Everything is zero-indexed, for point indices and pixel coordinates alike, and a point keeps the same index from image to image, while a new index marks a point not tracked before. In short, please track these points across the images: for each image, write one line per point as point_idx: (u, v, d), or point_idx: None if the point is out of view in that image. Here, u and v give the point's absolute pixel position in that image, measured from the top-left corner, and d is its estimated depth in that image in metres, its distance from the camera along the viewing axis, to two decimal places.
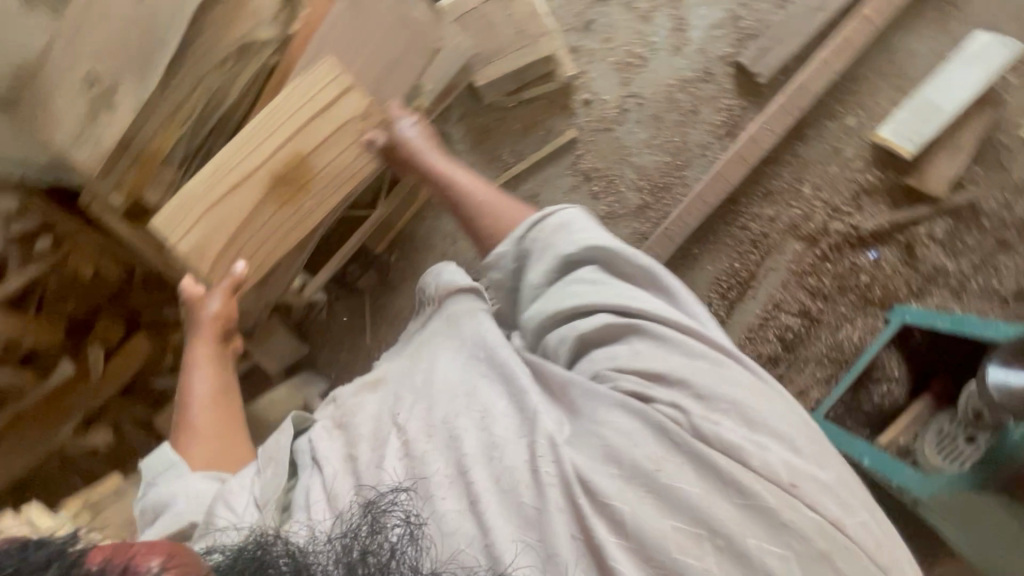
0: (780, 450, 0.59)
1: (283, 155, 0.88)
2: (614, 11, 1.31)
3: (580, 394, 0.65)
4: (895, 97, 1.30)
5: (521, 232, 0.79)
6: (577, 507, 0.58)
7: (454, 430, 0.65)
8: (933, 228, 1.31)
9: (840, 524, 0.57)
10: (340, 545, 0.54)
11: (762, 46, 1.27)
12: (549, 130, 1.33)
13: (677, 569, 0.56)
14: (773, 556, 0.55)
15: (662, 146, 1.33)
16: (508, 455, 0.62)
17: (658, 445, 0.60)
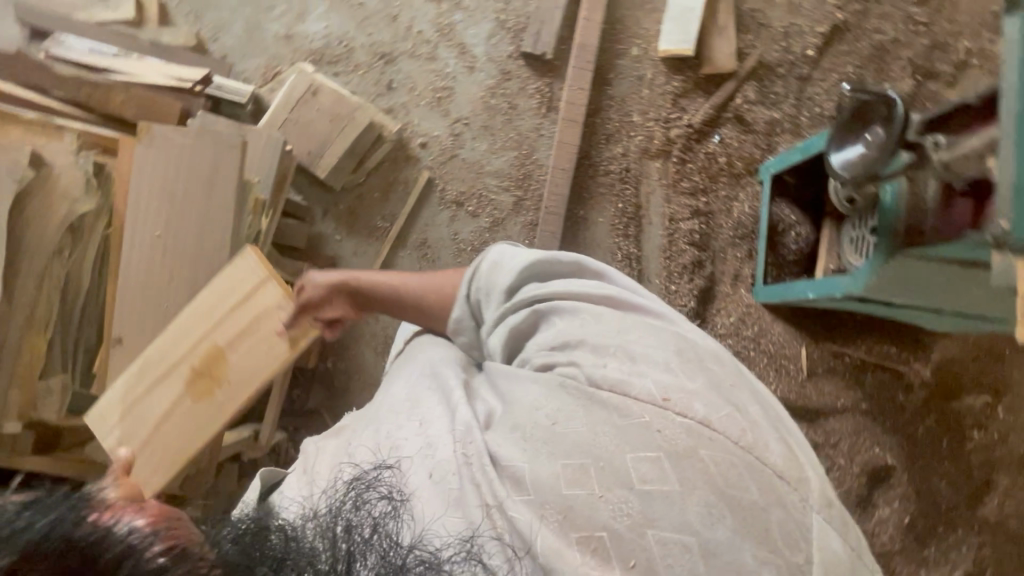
0: (655, 373, 0.74)
1: (201, 350, 0.97)
2: (404, 65, 1.47)
3: (503, 382, 0.79)
4: (656, 16, 1.54)
5: (466, 288, 0.97)
6: (502, 468, 0.69)
7: (393, 438, 0.74)
8: (746, 95, 1.53)
9: (705, 423, 0.70)
10: (325, 521, 0.59)
11: (535, 31, 1.49)
12: (405, 183, 1.45)
13: (568, 501, 0.66)
14: (647, 462, 0.67)
15: (504, 146, 1.48)
16: (439, 448, 0.71)
17: (555, 401, 0.74)
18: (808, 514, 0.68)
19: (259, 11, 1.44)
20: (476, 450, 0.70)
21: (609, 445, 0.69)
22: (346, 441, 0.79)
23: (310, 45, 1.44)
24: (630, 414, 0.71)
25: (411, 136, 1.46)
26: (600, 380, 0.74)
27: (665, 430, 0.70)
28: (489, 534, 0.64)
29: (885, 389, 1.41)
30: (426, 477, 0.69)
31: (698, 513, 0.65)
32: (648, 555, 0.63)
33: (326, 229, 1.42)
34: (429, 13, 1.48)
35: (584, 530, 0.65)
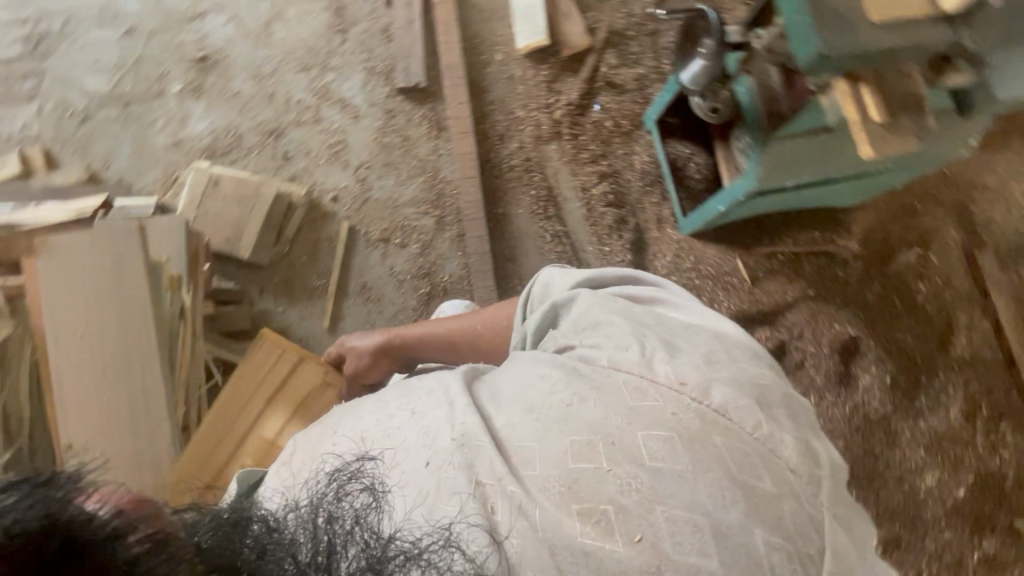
0: (673, 359, 0.69)
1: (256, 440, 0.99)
2: (295, 134, 1.55)
3: (522, 366, 0.72)
4: (506, 22, 1.67)
5: (522, 310, 0.96)
6: (504, 451, 0.63)
7: (388, 420, 0.66)
8: (609, 62, 1.67)
9: (722, 410, 0.65)
10: (306, 512, 0.55)
11: (403, 68, 1.60)
12: (330, 238, 1.49)
13: (571, 475, 0.60)
14: (656, 442, 0.61)
15: (410, 175, 1.55)
16: (440, 435, 0.64)
17: (569, 382, 0.67)
18: (821, 510, 0.62)
19: (143, 129, 1.51)
20: (474, 436, 0.63)
21: (619, 422, 0.63)
22: (337, 420, 0.72)
23: (200, 144, 1.51)
24: (642, 394, 0.65)
25: (321, 194, 1.51)
26: (617, 362, 0.69)
27: (679, 414, 0.63)
28: (471, 519, 0.58)
29: (824, 271, 1.50)
30: (418, 465, 0.61)
31: (712, 493, 0.59)
32: (654, 535, 0.57)
33: (268, 304, 1.44)
34: (303, 82, 1.58)
35: (584, 504, 0.59)
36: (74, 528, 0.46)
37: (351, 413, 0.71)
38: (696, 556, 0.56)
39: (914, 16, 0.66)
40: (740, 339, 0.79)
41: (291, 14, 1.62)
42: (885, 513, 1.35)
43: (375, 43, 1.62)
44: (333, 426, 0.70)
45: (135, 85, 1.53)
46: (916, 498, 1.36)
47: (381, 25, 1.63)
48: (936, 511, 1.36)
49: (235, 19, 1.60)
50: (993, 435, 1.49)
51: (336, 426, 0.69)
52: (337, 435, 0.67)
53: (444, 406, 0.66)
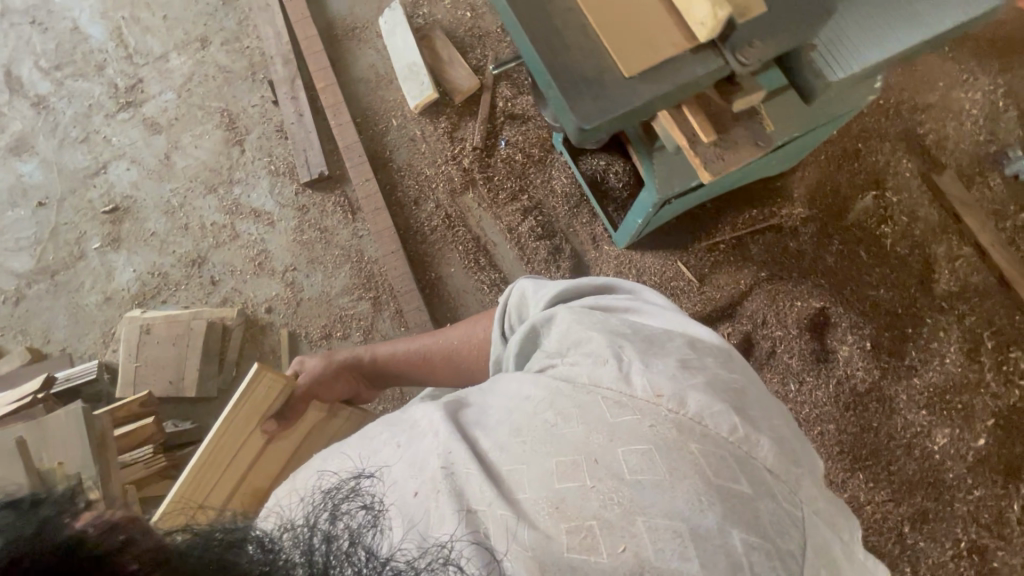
0: (666, 366, 0.56)
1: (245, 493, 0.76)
2: (217, 256, 1.55)
3: (498, 395, 0.59)
4: (395, 86, 1.66)
5: (499, 328, 0.80)
6: (489, 474, 0.51)
7: (375, 454, 0.56)
8: (505, 95, 1.63)
9: (699, 420, 0.52)
10: (303, 533, 0.46)
11: (303, 161, 1.59)
12: (274, 350, 1.49)
13: (558, 497, 0.49)
14: (636, 453, 0.50)
15: (336, 264, 1.54)
16: (428, 460, 0.53)
17: (554, 406, 0.54)
18: (800, 508, 0.51)
19: (73, 295, 1.53)
20: (463, 464, 0.52)
21: (599, 440, 0.51)
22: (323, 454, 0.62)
23: (129, 293, 1.53)
24: (621, 411, 0.53)
25: (255, 309, 1.51)
26: (597, 380, 0.55)
27: (658, 426, 0.51)
28: (465, 538, 0.48)
29: (775, 245, 1.43)
30: (404, 494, 0.51)
31: (687, 498, 0.48)
32: (637, 545, 0.47)
33: None
34: (213, 204, 1.59)
35: (571, 518, 0.48)
36: (72, 548, 0.38)
37: (334, 448, 0.61)
38: (676, 563, 0.46)
39: (680, 56, 0.59)
40: (733, 352, 0.62)
41: (187, 140, 1.64)
42: (904, 484, 1.25)
43: (272, 144, 1.63)
44: (318, 463, 0.60)
45: (57, 253, 1.56)
46: (932, 462, 1.27)
47: (274, 126, 1.64)
48: (959, 470, 1.27)
49: (135, 162, 1.63)
50: (1006, 367, 1.36)
51: (319, 465, 0.59)
52: (328, 467, 0.58)
53: (432, 432, 0.55)
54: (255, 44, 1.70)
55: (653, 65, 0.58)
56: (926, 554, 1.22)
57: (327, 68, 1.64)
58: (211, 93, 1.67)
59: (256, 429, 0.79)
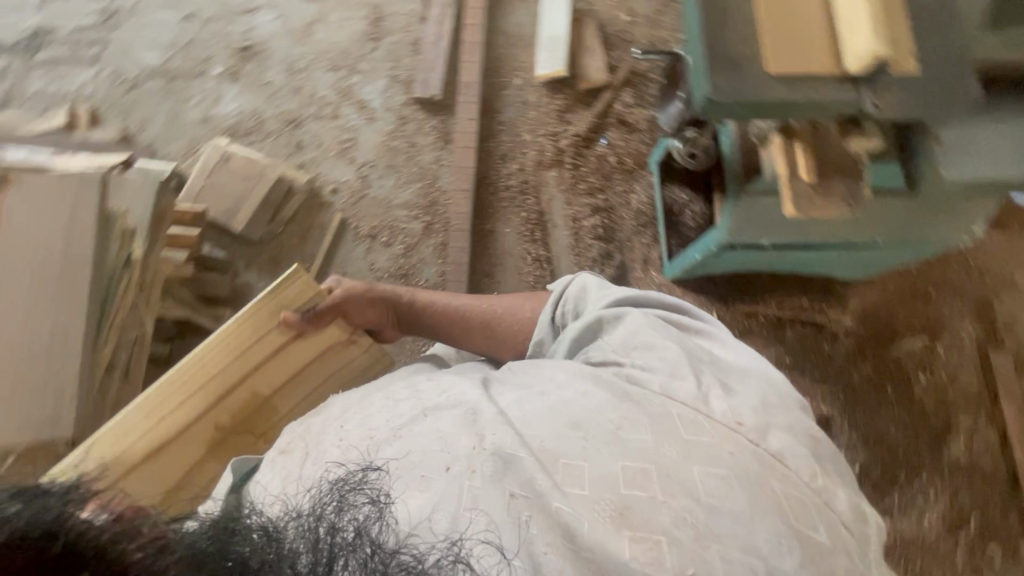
0: (735, 402, 0.64)
1: (235, 402, 0.81)
2: (312, 126, 1.65)
3: (561, 383, 0.64)
4: (530, 51, 1.73)
5: (551, 312, 0.91)
6: (545, 461, 0.57)
7: (396, 431, 0.60)
8: (624, 100, 1.67)
9: (778, 456, 0.60)
10: (305, 522, 0.49)
11: (423, 80, 1.67)
12: (322, 227, 1.57)
13: (625, 502, 0.54)
14: (714, 476, 0.56)
15: (408, 179, 1.61)
16: (457, 446, 0.57)
17: (626, 409, 0.61)
18: (866, 554, 0.59)
19: (181, 103, 1.65)
20: (508, 450, 0.57)
21: (672, 455, 0.57)
22: (313, 428, 0.65)
23: (226, 123, 1.64)
24: (697, 431, 0.60)
25: (323, 185, 1.60)
26: (670, 393, 0.63)
27: (735, 455, 0.58)
28: (482, 535, 0.52)
29: (809, 341, 1.47)
30: (435, 471, 0.56)
31: (768, 536, 0.54)
32: (705, 568, 0.52)
33: (252, 277, 1.51)
34: (329, 80, 1.68)
35: (636, 529, 0.53)
36: (80, 536, 0.43)
37: (327, 426, 0.63)
38: None
39: (820, 78, 0.71)
40: (791, 387, 0.70)
41: (332, 18, 1.74)
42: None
43: (402, 53, 1.72)
44: (309, 440, 0.63)
45: (182, 63, 1.68)
46: None
47: (411, 38, 1.73)
48: None
49: (281, 16, 1.74)
50: (979, 557, 1.34)
51: (311, 443, 0.62)
52: (321, 449, 0.61)
53: (463, 417, 0.60)
54: None
55: (794, 77, 0.71)
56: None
57: (479, 9, 1.72)
58: None
59: (273, 330, 0.85)
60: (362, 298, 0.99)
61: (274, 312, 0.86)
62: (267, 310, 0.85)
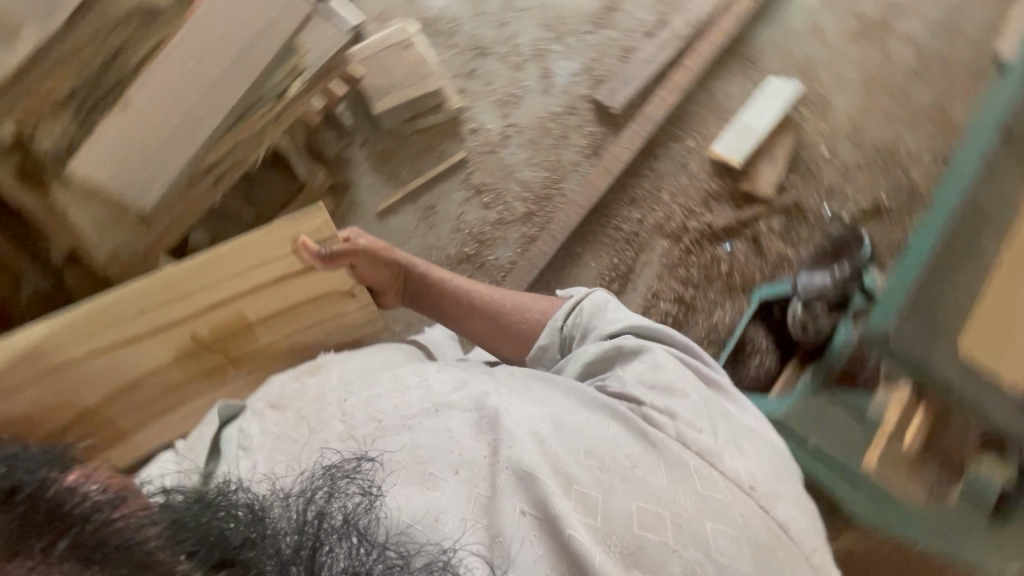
0: (741, 461, 0.72)
1: (220, 316, 0.96)
2: (492, 63, 1.63)
3: (579, 416, 0.73)
4: (720, 124, 1.65)
5: (564, 315, 0.95)
6: (563, 480, 0.66)
7: (407, 424, 0.72)
8: (771, 223, 1.59)
9: (784, 524, 0.69)
10: (296, 503, 0.58)
11: (611, 87, 1.62)
12: (442, 155, 1.57)
13: (639, 543, 0.64)
14: (723, 535, 0.65)
15: (540, 164, 1.59)
16: (468, 451, 0.69)
17: (642, 450, 0.70)
18: None
19: None
20: (519, 460, 0.67)
21: (685, 504, 0.66)
22: (307, 413, 0.78)
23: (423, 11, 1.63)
24: (714, 486, 0.68)
25: (467, 121, 1.59)
26: (683, 436, 0.71)
27: (746, 516, 0.67)
28: (471, 546, 0.62)
29: None
30: (446, 475, 0.68)
31: None
32: None
33: (359, 158, 1.54)
34: (533, 32, 1.65)
35: (641, 566, 0.63)
36: (55, 510, 0.50)
37: (316, 416, 0.77)
38: None
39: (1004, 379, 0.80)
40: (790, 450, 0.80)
41: None
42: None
43: (610, 50, 1.66)
44: (303, 427, 0.76)
45: None
46: None
47: (627, 42, 1.66)
48: None
49: None
50: None
51: (303, 428, 0.76)
52: (314, 436, 0.74)
53: (465, 427, 0.72)
54: None
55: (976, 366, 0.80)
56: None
57: (704, 57, 1.63)
58: None
59: (276, 256, 0.96)
60: (374, 254, 1.04)
61: (277, 241, 0.95)
62: (276, 237, 0.95)
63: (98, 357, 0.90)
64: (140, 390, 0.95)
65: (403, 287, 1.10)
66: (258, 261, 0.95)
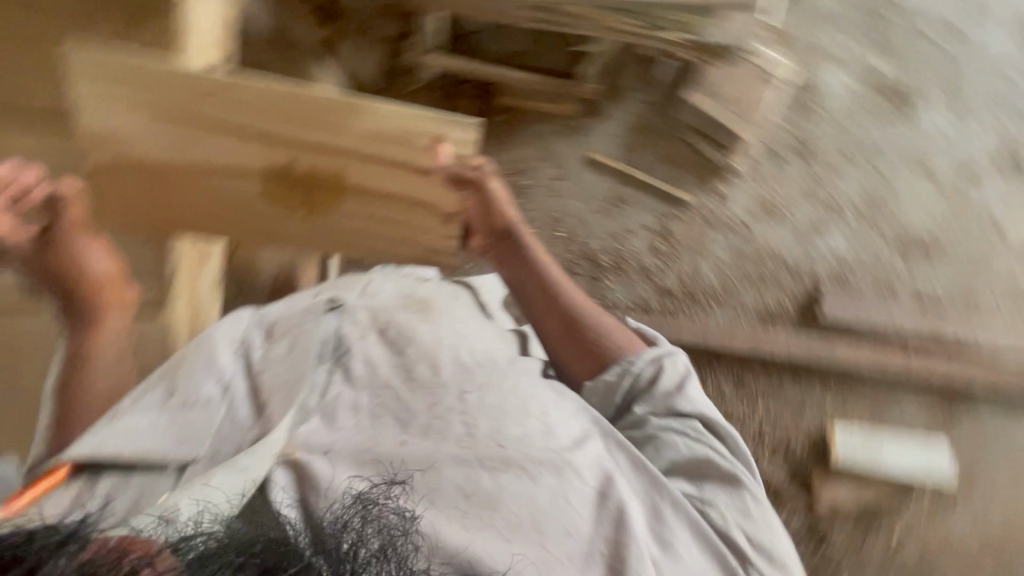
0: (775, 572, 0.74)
1: (303, 167, 0.86)
2: (797, 169, 1.45)
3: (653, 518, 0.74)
4: (863, 420, 1.48)
5: (639, 358, 0.92)
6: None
7: (471, 429, 0.73)
8: (790, 517, 1.48)
9: None
10: (325, 530, 0.51)
11: (839, 296, 1.46)
12: (675, 181, 1.45)
13: None
14: None
15: (721, 274, 1.47)
16: (532, 496, 0.69)
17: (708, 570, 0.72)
18: None
19: (839, 21, 1.44)
20: (582, 527, 0.69)
21: None
22: (419, 382, 0.78)
23: (812, 71, 1.43)
24: None
25: (723, 183, 1.45)
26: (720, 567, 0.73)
27: None
28: None
29: None
30: (486, 533, 0.65)
31: None
32: None
33: (625, 105, 1.43)
34: (852, 188, 1.45)
35: None
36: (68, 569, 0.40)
37: (428, 397, 0.76)
38: None
39: None
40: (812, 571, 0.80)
41: (937, 193, 1.45)
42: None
43: (880, 274, 1.46)
44: (416, 411, 0.75)
45: (894, 21, 1.43)
46: None
47: (898, 285, 1.46)
48: None
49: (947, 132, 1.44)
50: None
51: (416, 408, 0.76)
52: (435, 440, 0.72)
53: (529, 474, 0.70)
54: (1006, 319, 1.45)
55: None
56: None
57: (925, 368, 1.44)
58: (977, 240, 1.45)
59: (401, 141, 0.84)
60: (494, 201, 0.98)
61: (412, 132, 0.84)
62: (420, 127, 0.83)
63: (171, 168, 0.85)
64: (178, 183, 0.86)
65: (495, 238, 1.04)
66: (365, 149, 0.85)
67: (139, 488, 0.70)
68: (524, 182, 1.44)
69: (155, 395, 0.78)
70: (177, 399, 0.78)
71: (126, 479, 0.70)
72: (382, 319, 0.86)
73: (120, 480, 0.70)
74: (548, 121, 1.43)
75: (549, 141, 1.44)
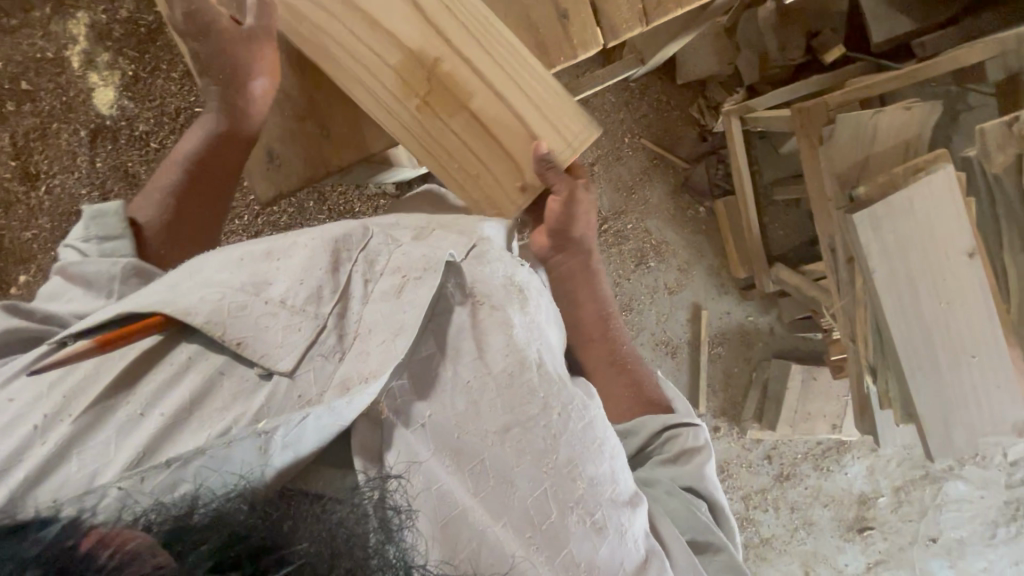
0: None
1: (449, 94, 0.70)
2: (763, 478, 1.54)
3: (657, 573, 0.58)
4: None
5: (665, 424, 0.73)
6: None
7: (526, 445, 0.54)
8: None
9: None
10: (324, 523, 0.40)
11: None
12: (711, 389, 1.48)
13: None
14: None
15: None
16: (557, 531, 0.53)
17: None
18: None
19: (906, 451, 1.56)
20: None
21: None
22: (508, 381, 0.55)
23: (846, 449, 1.54)
24: None
25: (726, 428, 1.50)
26: None
27: None
28: None
29: None
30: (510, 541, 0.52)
31: None
32: None
33: (761, 315, 1.45)
34: (764, 527, 1.57)
35: None
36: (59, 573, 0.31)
37: (511, 410, 0.55)
38: None
39: None
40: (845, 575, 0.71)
41: None
42: (99, 166, 1.24)
43: None
44: (491, 428, 0.54)
45: (925, 491, 1.56)
46: (5, 264, 1.24)
47: None
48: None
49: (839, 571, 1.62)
50: None
51: (491, 417, 0.54)
52: (491, 453, 0.54)
53: (571, 503, 0.54)
54: None
55: None
56: (101, 81, 1.22)
57: None
58: None
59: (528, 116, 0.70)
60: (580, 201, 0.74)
61: (535, 101, 0.70)
62: (555, 99, 0.69)
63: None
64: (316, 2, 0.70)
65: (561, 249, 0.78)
66: (499, 90, 0.69)
67: (203, 376, 0.49)
68: (649, 257, 1.38)
69: (246, 271, 0.55)
70: (245, 281, 0.54)
71: (201, 354, 0.51)
72: (474, 291, 0.59)
73: (204, 348, 0.51)
74: (714, 255, 1.41)
75: (697, 265, 1.41)
